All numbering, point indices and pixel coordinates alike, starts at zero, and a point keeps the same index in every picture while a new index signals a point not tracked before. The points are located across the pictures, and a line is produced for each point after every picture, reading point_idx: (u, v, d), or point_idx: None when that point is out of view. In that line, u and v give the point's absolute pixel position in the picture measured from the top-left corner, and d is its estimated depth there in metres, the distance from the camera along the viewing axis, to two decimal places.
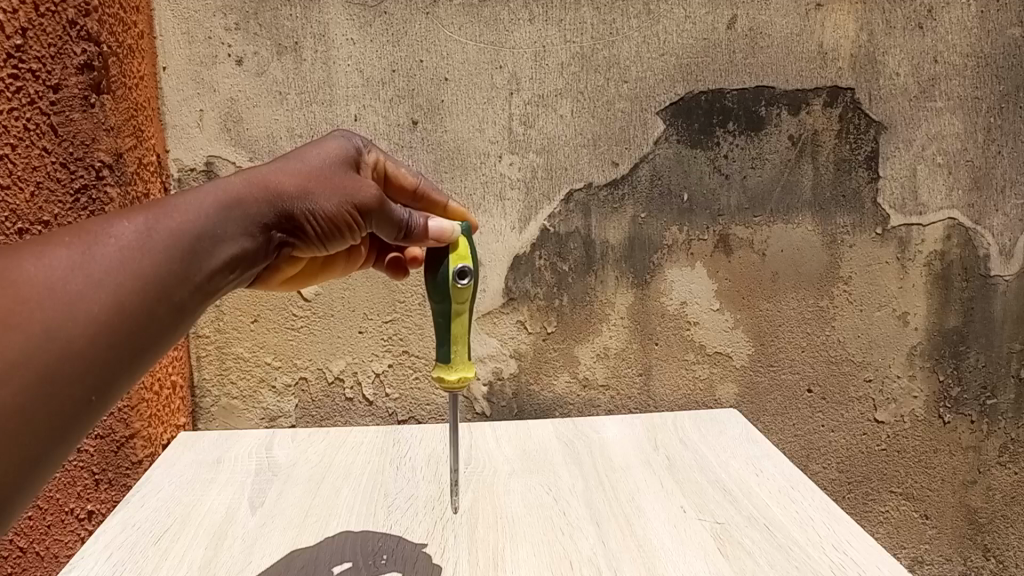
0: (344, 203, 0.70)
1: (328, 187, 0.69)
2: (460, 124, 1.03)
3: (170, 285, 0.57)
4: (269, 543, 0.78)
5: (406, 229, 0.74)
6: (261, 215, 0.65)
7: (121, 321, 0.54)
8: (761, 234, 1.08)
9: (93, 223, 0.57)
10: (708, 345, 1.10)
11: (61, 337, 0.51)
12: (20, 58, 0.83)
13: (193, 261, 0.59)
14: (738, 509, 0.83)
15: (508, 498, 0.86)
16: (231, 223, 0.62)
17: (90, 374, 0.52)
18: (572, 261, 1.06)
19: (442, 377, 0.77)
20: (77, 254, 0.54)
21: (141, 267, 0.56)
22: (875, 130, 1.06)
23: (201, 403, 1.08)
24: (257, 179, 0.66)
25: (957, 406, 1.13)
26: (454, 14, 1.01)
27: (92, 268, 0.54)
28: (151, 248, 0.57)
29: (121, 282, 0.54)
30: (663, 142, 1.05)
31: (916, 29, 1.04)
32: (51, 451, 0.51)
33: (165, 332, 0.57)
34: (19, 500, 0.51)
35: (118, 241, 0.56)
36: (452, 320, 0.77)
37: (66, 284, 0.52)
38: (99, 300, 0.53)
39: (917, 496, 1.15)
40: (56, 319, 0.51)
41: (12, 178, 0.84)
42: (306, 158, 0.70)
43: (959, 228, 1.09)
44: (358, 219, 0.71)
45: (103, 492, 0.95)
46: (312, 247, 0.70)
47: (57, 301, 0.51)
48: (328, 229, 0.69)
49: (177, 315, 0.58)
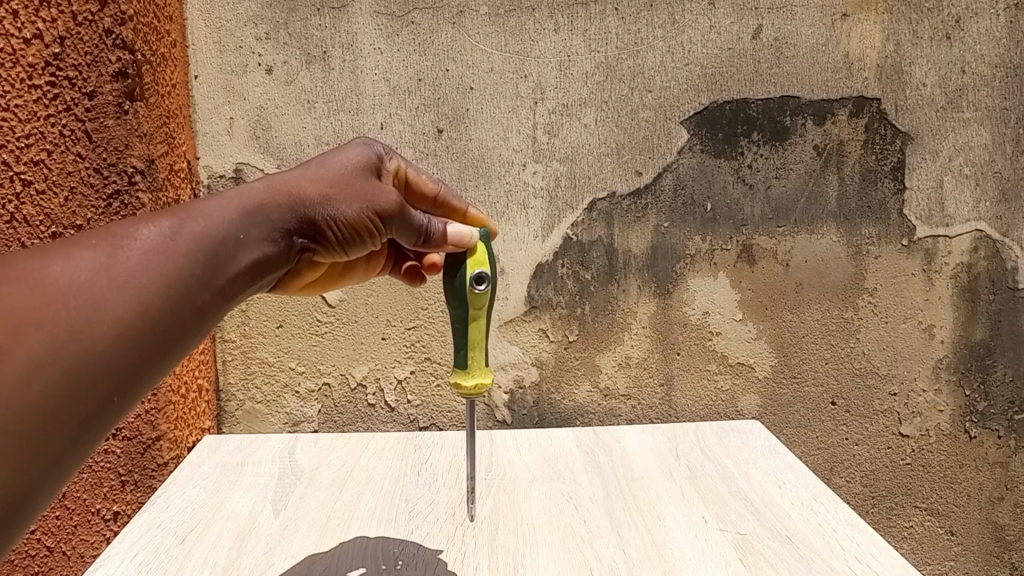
0: (365, 208, 0.71)
1: (349, 193, 0.70)
2: (485, 132, 1.04)
3: (192, 289, 0.58)
4: (292, 545, 0.79)
5: (425, 234, 0.75)
6: (284, 220, 0.66)
7: (145, 323, 0.54)
8: (785, 245, 1.07)
9: (119, 226, 0.58)
10: (730, 355, 1.10)
11: (85, 337, 0.52)
12: (57, 66, 0.87)
13: (216, 265, 0.60)
14: (761, 521, 0.83)
15: (528, 506, 0.86)
16: (254, 228, 0.63)
17: (112, 375, 0.53)
18: (594, 270, 1.07)
19: (458, 383, 0.77)
20: (103, 256, 0.55)
21: (165, 271, 0.57)
22: (901, 140, 1.05)
23: (226, 407, 1.09)
24: (280, 184, 0.67)
25: (984, 420, 1.12)
26: (481, 24, 1.02)
27: (117, 270, 0.55)
28: (175, 252, 0.58)
29: (145, 285, 0.55)
30: (687, 152, 1.05)
31: (943, 40, 1.04)
32: (72, 451, 0.52)
33: (186, 335, 0.58)
34: (41, 499, 0.51)
35: (142, 245, 0.57)
36: (469, 324, 0.77)
37: (91, 287, 0.53)
38: (122, 302, 0.54)
39: (942, 512, 1.13)
40: (80, 320, 0.52)
41: (47, 183, 0.89)
42: (329, 164, 0.72)
43: (986, 240, 1.08)
44: (379, 225, 0.72)
45: (128, 494, 0.98)
46: (333, 253, 0.71)
47: (83, 303, 0.53)
48: (349, 235, 0.70)
49: (199, 318, 0.58)
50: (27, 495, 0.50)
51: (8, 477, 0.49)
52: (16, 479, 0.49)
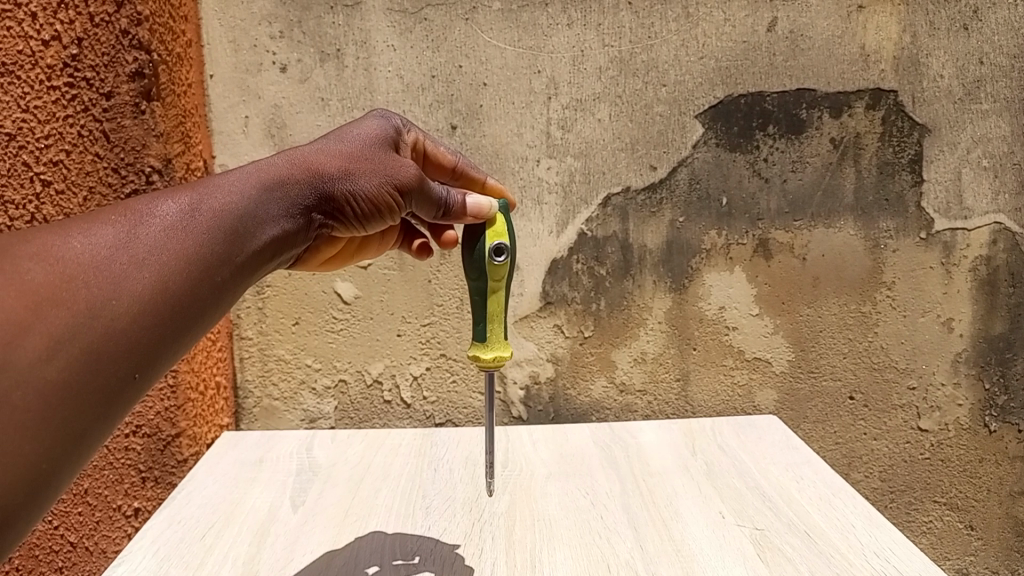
0: (385, 183, 0.71)
1: (368, 168, 0.71)
2: (499, 128, 1.04)
3: (212, 265, 0.58)
4: (311, 540, 0.79)
5: (445, 206, 0.74)
6: (302, 196, 0.67)
7: (165, 300, 0.55)
8: (802, 239, 1.07)
9: (138, 203, 0.59)
10: (747, 350, 1.09)
11: (106, 314, 0.52)
12: (75, 67, 0.88)
13: (235, 239, 0.61)
14: (779, 516, 0.82)
15: (544, 501, 0.86)
16: (271, 203, 0.65)
17: (134, 353, 0.53)
18: (609, 265, 1.06)
19: (476, 355, 0.76)
20: (122, 234, 0.56)
21: (185, 247, 0.57)
22: (919, 133, 1.04)
23: (243, 404, 1.10)
24: (297, 160, 0.68)
25: (1004, 414, 1.11)
26: (494, 20, 1.02)
27: (137, 247, 0.56)
28: (193, 229, 0.59)
29: (164, 261, 0.56)
30: (702, 146, 1.04)
31: (961, 30, 1.03)
32: (94, 428, 0.52)
33: (206, 313, 0.58)
34: (62, 482, 0.51)
35: (163, 221, 0.58)
36: (487, 298, 0.76)
37: (111, 263, 0.54)
38: (142, 279, 0.54)
39: (962, 506, 1.13)
40: (101, 297, 0.52)
41: (66, 183, 0.90)
42: (346, 140, 0.73)
43: (1005, 233, 1.07)
44: (398, 200, 0.72)
45: (149, 490, 0.99)
46: (351, 228, 0.72)
47: (103, 281, 0.53)
48: (368, 211, 0.71)
49: (218, 295, 0.59)
50: (49, 477, 0.50)
51: (30, 456, 0.48)
52: (38, 459, 0.49)
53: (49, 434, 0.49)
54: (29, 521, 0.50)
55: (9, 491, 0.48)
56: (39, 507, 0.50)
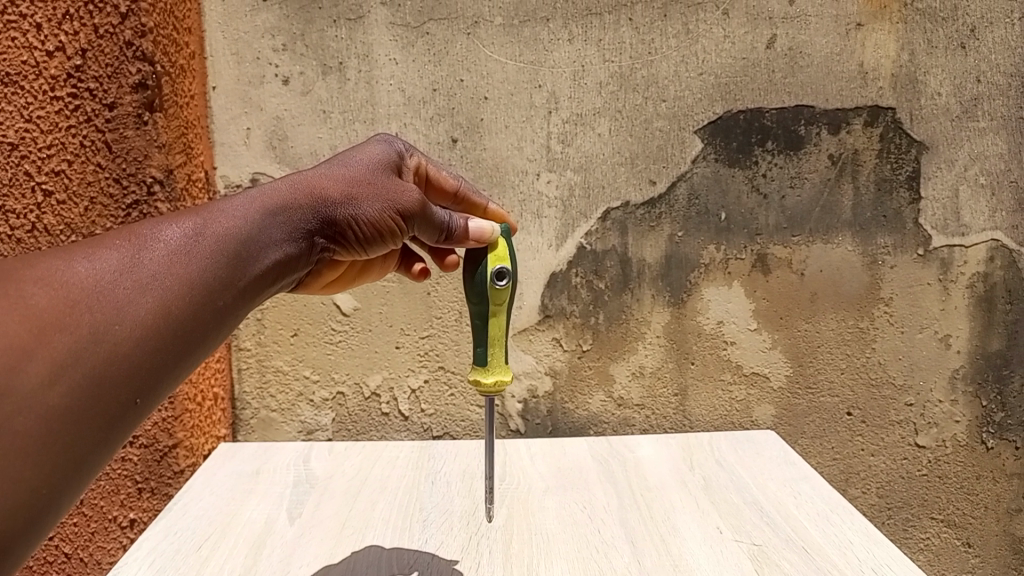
0: (387, 209, 0.72)
1: (371, 194, 0.71)
2: (499, 142, 1.04)
3: (214, 290, 0.59)
4: (308, 552, 0.79)
5: (447, 231, 0.75)
6: (304, 221, 0.67)
7: (167, 325, 0.55)
8: (800, 254, 1.07)
9: (142, 228, 0.59)
10: (745, 365, 1.09)
11: (110, 338, 0.52)
12: (78, 77, 0.89)
13: (238, 265, 0.61)
14: (777, 532, 0.82)
15: (541, 515, 0.86)
16: (274, 228, 0.65)
17: (135, 378, 0.53)
18: (608, 279, 1.07)
19: (478, 380, 0.76)
20: (126, 258, 0.56)
21: (188, 272, 0.58)
22: (916, 150, 1.05)
23: (240, 415, 1.09)
24: (301, 185, 0.69)
25: (1001, 431, 1.11)
26: (495, 34, 1.03)
27: (140, 272, 0.56)
28: (197, 254, 0.59)
29: (168, 286, 0.56)
30: (701, 161, 1.05)
31: (958, 49, 1.04)
32: (95, 453, 0.52)
33: (207, 337, 0.58)
34: (61, 508, 0.50)
35: (167, 246, 0.58)
36: (488, 320, 0.76)
37: (115, 287, 0.54)
38: (146, 304, 0.55)
39: (959, 523, 1.12)
40: (104, 321, 0.52)
41: (67, 193, 0.91)
42: (349, 164, 0.73)
43: (1002, 250, 1.07)
44: (400, 224, 0.73)
45: (145, 501, 0.99)
46: (352, 252, 0.73)
47: (107, 305, 0.53)
48: (370, 235, 0.71)
49: (220, 319, 0.59)
50: (49, 502, 0.49)
51: (30, 480, 0.48)
52: (39, 483, 0.48)
53: (50, 459, 0.49)
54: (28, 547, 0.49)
55: (10, 515, 0.47)
56: (38, 533, 0.50)
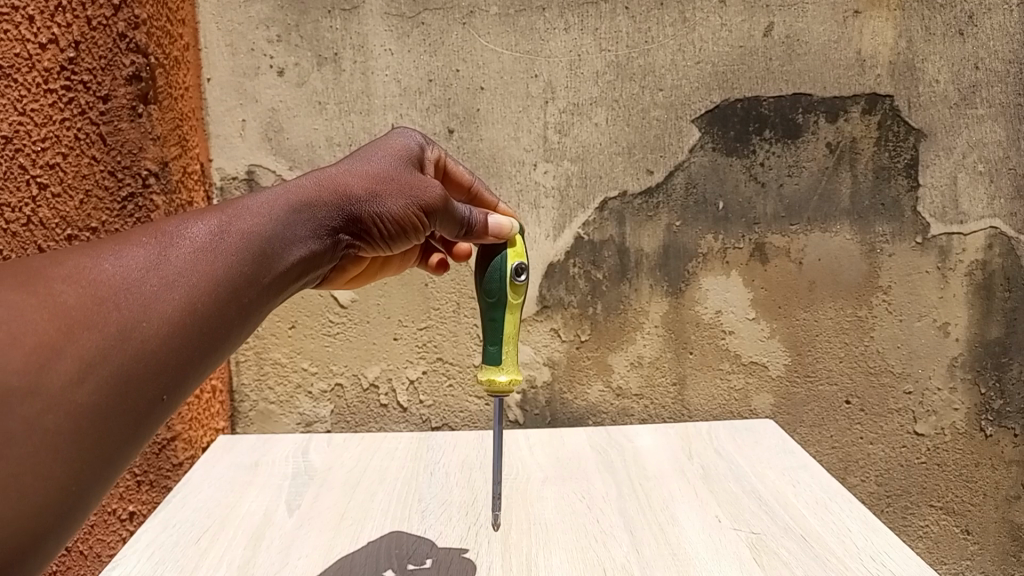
0: (410, 204, 0.71)
1: (394, 189, 0.71)
2: (496, 132, 1.04)
3: (241, 288, 0.58)
4: (306, 543, 0.79)
5: (467, 225, 0.75)
6: (329, 217, 0.67)
7: (194, 323, 0.55)
8: (798, 243, 1.07)
9: (169, 224, 0.59)
10: (743, 355, 1.09)
11: (137, 335, 0.52)
12: (72, 70, 0.88)
13: (264, 260, 0.61)
14: (775, 520, 0.82)
15: (540, 505, 0.86)
16: (299, 226, 0.65)
17: (164, 374, 0.53)
18: (605, 269, 1.06)
19: (493, 378, 0.75)
20: (154, 255, 0.56)
21: (213, 269, 0.57)
22: (914, 138, 1.05)
23: (239, 408, 1.09)
24: (325, 181, 0.69)
25: (1000, 418, 1.11)
26: (491, 24, 1.02)
27: (167, 269, 0.56)
28: (222, 251, 0.59)
29: (195, 283, 0.56)
30: (698, 150, 1.05)
31: (956, 36, 1.03)
32: (123, 450, 0.51)
33: (233, 335, 0.58)
34: (88, 504, 0.50)
35: (193, 243, 0.58)
36: (506, 317, 0.76)
37: (142, 284, 0.54)
38: (173, 301, 0.54)
39: (958, 510, 1.13)
40: (131, 319, 0.52)
41: (62, 186, 0.90)
42: (372, 160, 0.73)
43: (1001, 237, 1.07)
44: (423, 219, 0.73)
45: (144, 494, 0.98)
46: (376, 248, 0.73)
47: (134, 302, 0.53)
48: (393, 230, 0.71)
49: (246, 316, 0.59)
50: (77, 498, 0.49)
51: (57, 477, 0.47)
52: (67, 479, 0.48)
53: (81, 454, 0.48)
54: (57, 544, 0.49)
55: (37, 512, 0.46)
56: (65, 531, 0.49)
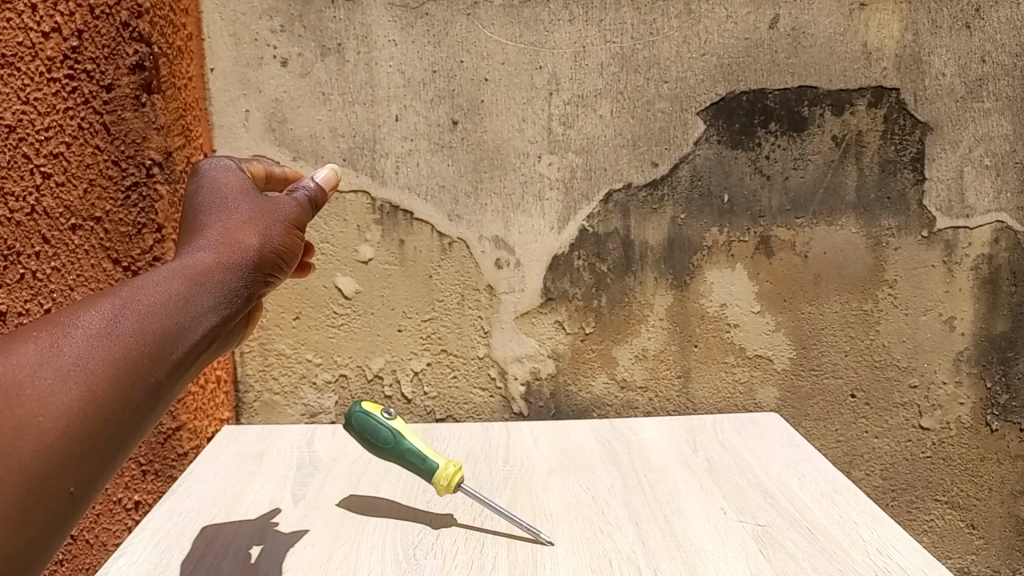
0: (276, 231, 0.72)
1: (263, 222, 0.72)
2: (500, 124, 1.04)
3: (146, 366, 0.60)
4: (310, 532, 0.80)
5: (311, 199, 0.78)
6: (233, 276, 0.67)
7: (96, 408, 0.56)
8: (803, 236, 1.07)
9: (63, 319, 0.60)
10: (748, 347, 1.09)
11: (35, 433, 0.54)
12: (75, 59, 0.88)
13: (169, 337, 0.62)
14: (781, 512, 0.82)
15: (545, 496, 0.86)
16: (202, 293, 0.65)
17: (68, 464, 0.55)
18: (610, 262, 1.06)
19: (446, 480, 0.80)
20: (46, 350, 0.58)
21: (111, 354, 0.59)
22: (921, 130, 1.04)
23: (244, 398, 1.10)
24: (204, 244, 0.69)
25: (1006, 413, 1.11)
26: (496, 15, 1.02)
27: (60, 362, 0.57)
28: (119, 333, 0.60)
29: (94, 370, 0.57)
30: (703, 143, 1.05)
31: (963, 28, 1.03)
32: (51, 543, 0.54)
33: (147, 409, 0.59)
34: None
35: (86, 331, 0.59)
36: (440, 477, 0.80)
37: (36, 382, 0.56)
38: (68, 393, 0.56)
39: (963, 505, 1.12)
40: (27, 419, 0.54)
41: (66, 176, 0.90)
42: (239, 203, 0.73)
43: (1007, 231, 1.07)
44: (293, 240, 0.74)
45: (149, 483, 0.98)
46: (276, 284, 0.74)
47: (28, 403, 0.55)
48: (275, 266, 0.72)
49: (159, 391, 0.60)
50: None
51: None
52: None
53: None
54: None
55: None
56: None
